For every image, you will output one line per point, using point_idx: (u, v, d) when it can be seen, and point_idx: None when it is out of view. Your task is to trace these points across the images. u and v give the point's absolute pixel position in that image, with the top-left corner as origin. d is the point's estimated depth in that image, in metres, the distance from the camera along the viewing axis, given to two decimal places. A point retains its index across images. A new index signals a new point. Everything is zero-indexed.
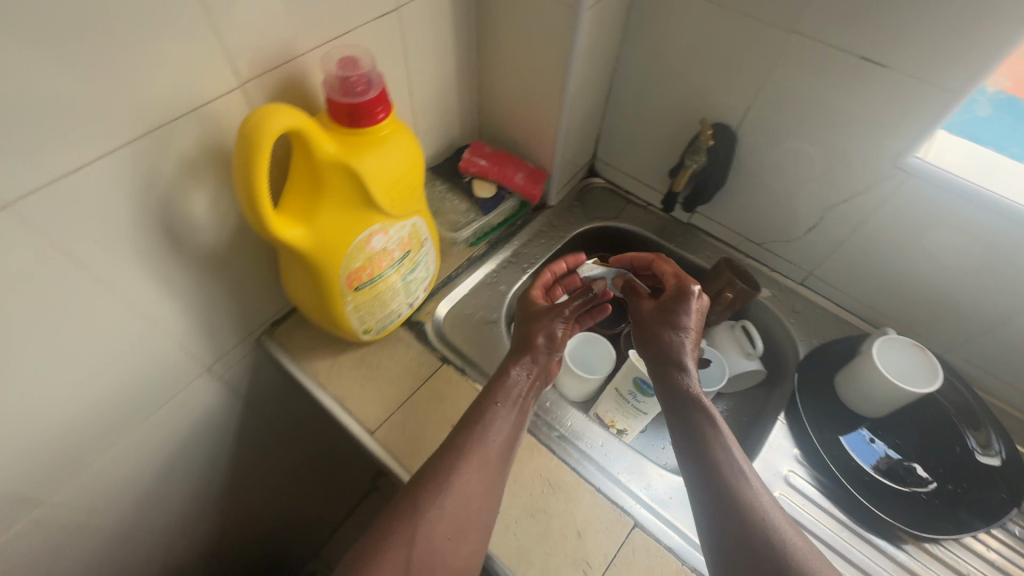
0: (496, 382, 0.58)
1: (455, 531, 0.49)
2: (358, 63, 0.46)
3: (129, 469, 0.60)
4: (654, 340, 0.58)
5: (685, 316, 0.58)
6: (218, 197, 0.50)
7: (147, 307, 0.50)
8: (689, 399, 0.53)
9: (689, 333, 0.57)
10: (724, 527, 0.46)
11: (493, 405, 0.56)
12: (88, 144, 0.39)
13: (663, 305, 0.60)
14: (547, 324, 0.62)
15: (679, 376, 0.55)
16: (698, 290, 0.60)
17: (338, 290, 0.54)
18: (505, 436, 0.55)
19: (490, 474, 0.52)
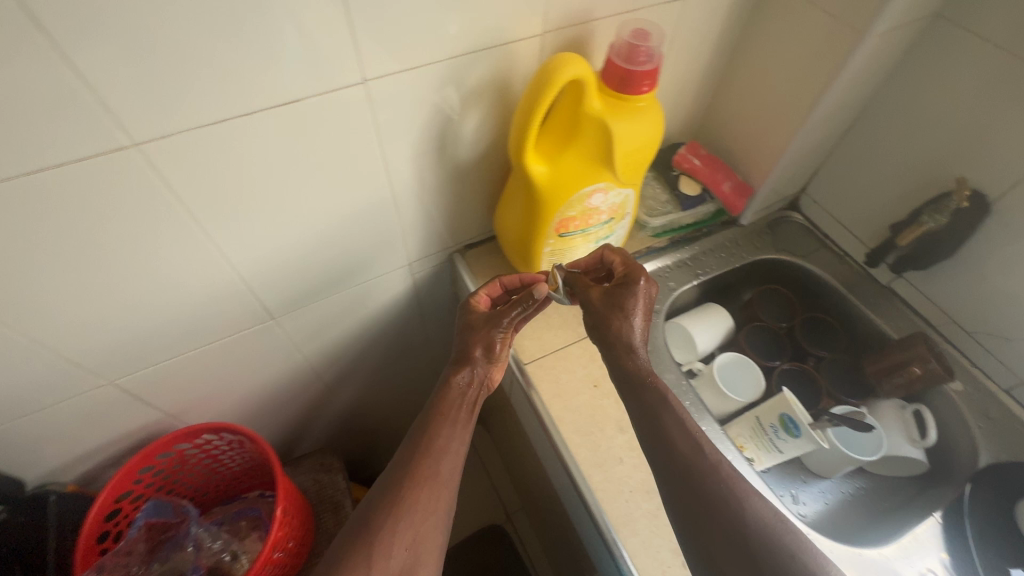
0: (438, 402, 0.58)
1: (412, 554, 0.50)
2: (649, 36, 0.51)
3: (329, 320, 0.73)
4: (609, 336, 0.58)
5: (634, 301, 0.57)
6: (483, 122, 0.58)
7: (400, 195, 0.61)
8: (650, 388, 0.55)
9: (637, 319, 0.57)
10: (696, 509, 0.50)
11: (435, 422, 0.57)
12: (427, 50, 0.48)
13: (608, 295, 0.58)
14: (488, 338, 0.60)
15: (630, 362, 0.57)
16: (647, 277, 0.58)
17: (546, 231, 0.61)
18: (451, 454, 0.55)
19: (440, 494, 0.53)
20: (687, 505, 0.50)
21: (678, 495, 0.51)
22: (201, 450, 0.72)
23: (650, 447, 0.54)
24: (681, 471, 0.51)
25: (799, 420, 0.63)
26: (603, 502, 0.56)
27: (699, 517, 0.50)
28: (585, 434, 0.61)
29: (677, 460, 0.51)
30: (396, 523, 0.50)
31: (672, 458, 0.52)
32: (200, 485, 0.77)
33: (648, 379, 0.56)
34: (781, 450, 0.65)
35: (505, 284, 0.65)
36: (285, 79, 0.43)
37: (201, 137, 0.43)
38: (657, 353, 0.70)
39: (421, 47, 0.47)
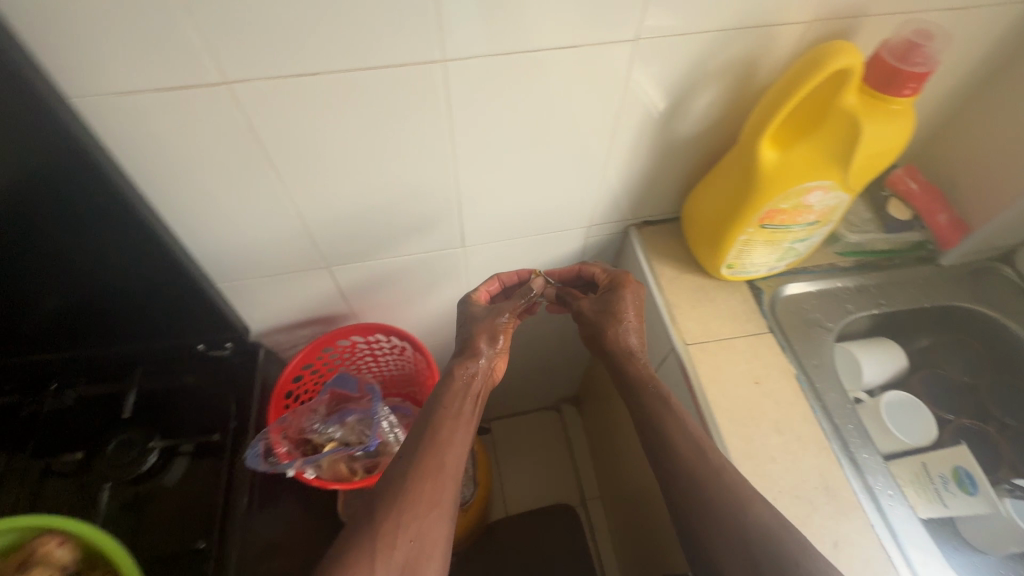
0: (435, 398, 0.61)
1: (416, 547, 0.51)
2: (931, 39, 0.49)
3: (503, 262, 0.79)
4: (605, 342, 0.66)
5: (626, 306, 0.65)
6: (714, 101, 0.59)
7: (612, 155, 0.64)
8: (649, 386, 0.62)
9: (629, 321, 0.65)
10: (698, 518, 0.55)
11: (438, 417, 0.59)
12: (697, 20, 0.50)
13: (601, 306, 0.67)
14: (482, 336, 0.64)
15: (632, 365, 0.64)
16: (629, 279, 0.68)
17: (749, 218, 0.61)
18: (456, 448, 0.57)
19: (444, 491, 0.54)
20: (685, 506, 0.56)
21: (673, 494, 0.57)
22: (369, 347, 0.82)
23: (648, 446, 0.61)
24: (678, 470, 0.57)
25: (978, 476, 0.62)
26: None
27: (695, 516, 0.55)
28: (739, 423, 0.61)
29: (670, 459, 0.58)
30: (396, 519, 0.51)
31: (665, 456, 0.58)
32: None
33: (644, 382, 0.63)
34: (946, 504, 0.61)
35: (501, 282, 0.72)
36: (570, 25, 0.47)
37: (488, 63, 0.49)
38: (824, 369, 0.67)
39: (690, 16, 0.50)
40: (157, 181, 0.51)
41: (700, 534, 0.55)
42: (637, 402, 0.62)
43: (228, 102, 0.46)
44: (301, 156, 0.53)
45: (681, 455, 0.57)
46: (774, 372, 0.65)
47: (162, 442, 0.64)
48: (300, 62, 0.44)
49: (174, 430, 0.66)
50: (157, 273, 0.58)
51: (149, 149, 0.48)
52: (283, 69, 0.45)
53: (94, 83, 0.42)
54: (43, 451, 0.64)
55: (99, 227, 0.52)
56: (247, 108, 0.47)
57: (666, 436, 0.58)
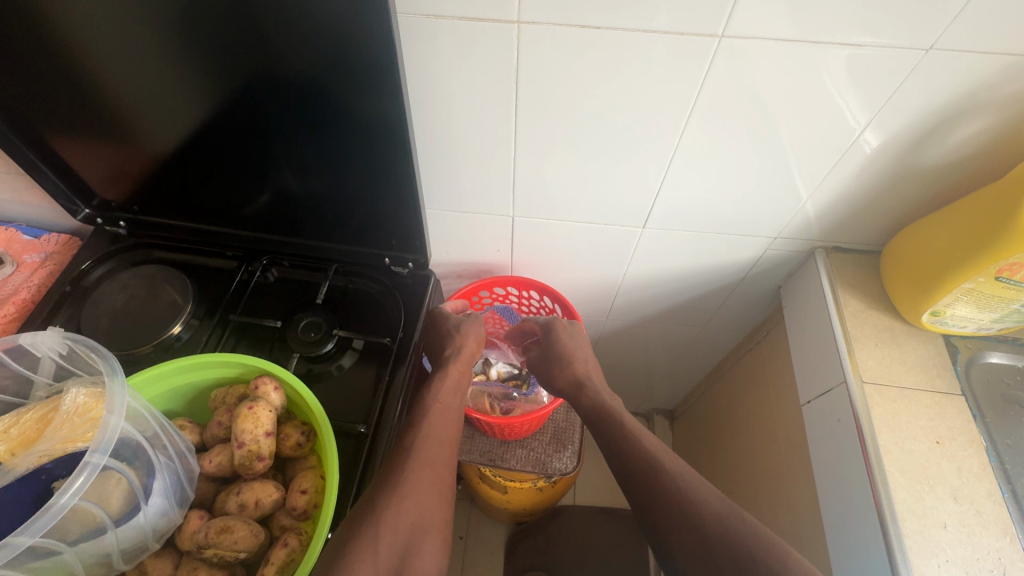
0: (426, 397, 0.67)
1: (414, 531, 0.51)
2: None
3: (672, 253, 0.79)
4: (559, 378, 0.75)
5: (564, 340, 0.76)
6: (974, 133, 0.55)
7: (834, 170, 0.62)
8: (604, 415, 0.67)
9: (571, 351, 0.75)
10: (670, 542, 0.54)
11: (427, 412, 0.64)
12: (1000, 42, 0.47)
13: (545, 352, 0.78)
14: (463, 331, 0.76)
15: (584, 393, 0.71)
16: (574, 320, 0.79)
17: (983, 268, 0.55)
18: (443, 447, 0.60)
19: (436, 474, 0.56)
20: (663, 535, 0.55)
21: (654, 530, 0.56)
22: (519, 300, 0.89)
23: (623, 482, 0.62)
24: (642, 494, 0.58)
25: None
26: (911, 549, 0.52)
27: (668, 539, 0.54)
28: (911, 478, 0.56)
29: (639, 485, 0.59)
30: (398, 490, 0.52)
31: (633, 484, 0.59)
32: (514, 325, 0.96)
33: (602, 408, 0.68)
34: None
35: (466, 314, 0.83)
36: (855, 24, 0.46)
37: (757, 48, 0.49)
38: (1018, 451, 0.60)
39: (991, 36, 0.46)
40: (417, 101, 0.58)
41: (673, 549, 0.54)
42: (608, 437, 0.65)
43: (509, 41, 0.50)
44: (542, 106, 0.57)
45: (641, 475, 0.59)
46: (960, 437, 0.59)
47: (342, 332, 0.72)
48: (588, 15, 0.47)
49: (351, 326, 0.74)
50: (384, 182, 0.66)
51: (427, 69, 0.54)
52: (573, 19, 0.48)
53: (412, 4, 0.49)
54: (249, 314, 0.75)
55: (360, 130, 0.60)
56: (521, 51, 0.51)
57: (627, 459, 0.61)
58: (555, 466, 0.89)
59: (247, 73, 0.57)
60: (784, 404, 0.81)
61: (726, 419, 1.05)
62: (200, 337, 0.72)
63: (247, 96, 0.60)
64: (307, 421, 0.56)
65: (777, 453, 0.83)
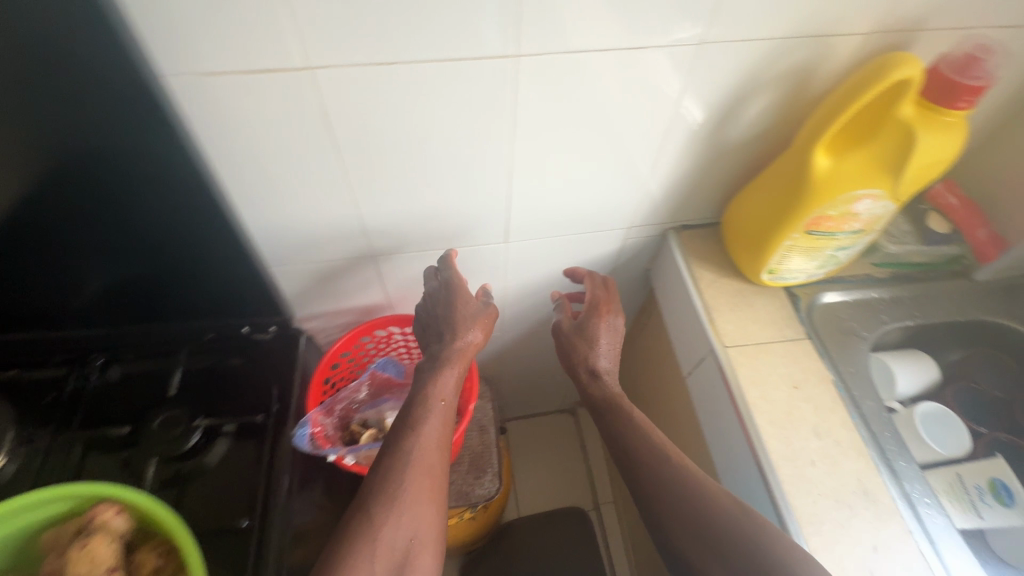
0: (417, 392, 0.63)
1: (404, 549, 0.52)
2: (990, 52, 0.50)
3: (542, 261, 0.80)
4: (575, 366, 0.72)
5: (600, 334, 0.71)
6: (763, 109, 0.61)
7: (660, 158, 0.66)
8: (614, 410, 0.67)
9: (597, 345, 0.71)
10: (667, 520, 0.57)
11: (422, 414, 0.60)
12: (755, 29, 0.52)
13: (581, 323, 0.73)
14: (466, 324, 0.67)
15: (596, 383, 0.70)
16: (613, 312, 0.73)
17: (795, 226, 0.62)
18: (435, 450, 0.59)
19: (435, 478, 0.57)
20: (659, 515, 0.57)
21: (648, 508, 0.59)
22: (403, 338, 0.83)
23: (620, 461, 0.64)
24: (638, 480, 0.60)
25: (1014, 487, 0.62)
26: (790, 494, 0.57)
27: (661, 509, 0.57)
28: (779, 426, 0.61)
29: (640, 469, 0.60)
30: (395, 502, 0.54)
31: (634, 469, 0.61)
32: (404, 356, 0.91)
33: (613, 400, 0.68)
34: (981, 516, 0.61)
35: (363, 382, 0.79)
36: (636, 26, 0.49)
37: (551, 62, 0.51)
38: (861, 377, 0.68)
39: (751, 23, 0.51)
40: (228, 159, 0.54)
41: (666, 526, 0.57)
42: (610, 427, 0.66)
43: (308, 87, 0.48)
44: (367, 144, 0.55)
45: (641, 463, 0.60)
46: (813, 378, 0.65)
47: (205, 421, 0.65)
48: (380, 50, 0.46)
49: (217, 410, 0.67)
50: (218, 248, 0.60)
51: (225, 127, 0.50)
52: (366, 56, 0.47)
53: (185, 63, 0.45)
54: (91, 425, 0.65)
55: (174, 201, 0.54)
56: (326, 95, 0.49)
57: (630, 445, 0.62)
58: (478, 494, 0.87)
59: (14, 164, 0.49)
60: (675, 378, 0.85)
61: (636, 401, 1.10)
62: (32, 466, 0.61)
63: (23, 188, 0.52)
64: (166, 538, 0.49)
65: (677, 425, 0.88)
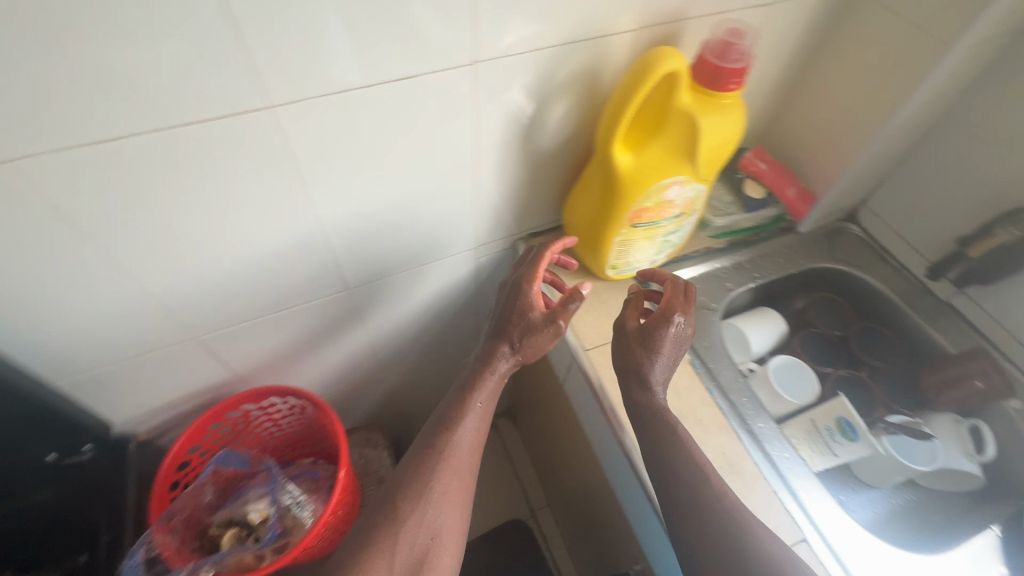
0: (463, 391, 0.61)
1: (424, 545, 0.53)
2: (743, 35, 0.52)
3: (397, 297, 0.76)
4: (627, 374, 0.59)
5: (662, 344, 0.58)
6: (567, 114, 0.61)
7: (482, 178, 0.64)
8: (661, 424, 0.55)
9: (658, 357, 0.58)
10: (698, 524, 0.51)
11: (464, 414, 0.59)
12: (529, 41, 0.51)
13: (645, 327, 0.59)
14: (528, 330, 0.60)
15: (641, 390, 0.57)
16: (681, 320, 0.58)
17: (620, 221, 0.63)
18: (468, 452, 0.58)
19: (463, 479, 0.57)
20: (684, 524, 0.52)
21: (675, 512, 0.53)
22: (265, 413, 0.76)
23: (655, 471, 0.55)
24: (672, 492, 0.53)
25: (856, 423, 0.64)
26: None
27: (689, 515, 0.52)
28: None
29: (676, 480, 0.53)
30: (423, 499, 0.54)
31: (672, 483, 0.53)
32: (259, 447, 0.81)
33: (659, 411, 0.56)
34: (835, 453, 0.66)
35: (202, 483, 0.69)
36: (402, 58, 0.46)
37: (319, 106, 0.46)
38: (715, 349, 0.70)
39: (524, 35, 0.50)
40: None
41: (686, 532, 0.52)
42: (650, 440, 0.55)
43: (18, 181, 0.40)
44: (132, 226, 0.48)
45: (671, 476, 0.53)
46: None
47: None
48: (103, 123, 0.40)
49: None
50: None
51: None
52: (87, 134, 0.40)
53: None
54: None
55: None
56: (48, 186, 0.42)
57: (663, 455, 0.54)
58: None
59: None
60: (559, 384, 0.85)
61: (538, 407, 1.09)
62: None
63: None
64: None
65: (572, 429, 0.88)
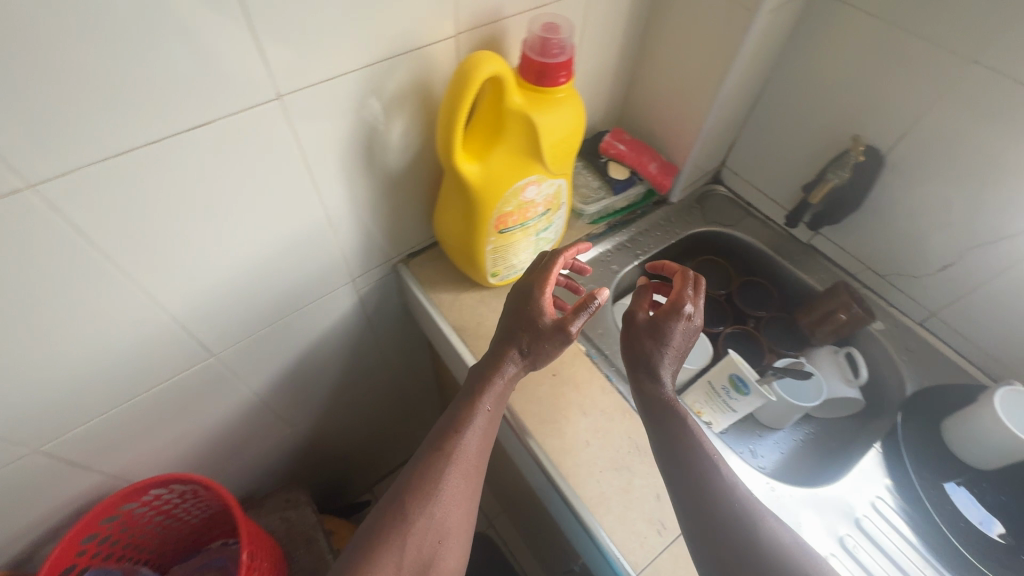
0: (473, 390, 0.56)
1: (433, 548, 0.49)
2: (558, 29, 0.52)
3: (278, 348, 0.71)
4: (637, 367, 0.56)
5: (672, 337, 0.54)
6: (409, 129, 0.58)
7: (333, 211, 0.60)
8: (671, 420, 0.52)
9: (667, 351, 0.54)
10: (720, 510, 0.48)
11: (475, 415, 0.54)
12: (339, 63, 0.48)
13: (654, 318, 0.56)
14: (540, 333, 0.57)
15: (650, 383, 0.54)
16: (691, 314, 0.55)
17: (486, 230, 0.61)
18: (479, 454, 0.54)
19: (472, 481, 0.53)
20: (705, 520, 0.48)
21: (694, 506, 0.49)
22: (150, 508, 0.68)
23: (669, 472, 0.51)
24: (689, 489, 0.49)
25: (746, 378, 0.65)
26: (576, 486, 0.57)
27: (710, 508, 0.48)
28: (549, 423, 0.62)
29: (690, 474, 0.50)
30: (433, 500, 0.50)
31: (685, 479, 0.50)
32: (151, 547, 0.73)
33: (670, 407, 0.53)
34: (734, 409, 0.68)
35: None
36: (190, 102, 0.42)
37: (99, 171, 0.41)
38: (609, 334, 0.71)
39: (332, 58, 0.47)
40: None
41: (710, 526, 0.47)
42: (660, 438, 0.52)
43: None
44: None
45: (682, 469, 0.50)
46: (566, 358, 0.67)
47: None
48: None
49: None
50: None
51: None
52: None
53: None
54: None
55: None
56: None
57: (675, 451, 0.51)
58: None
59: None
60: None
61: None
62: None
63: None
64: None
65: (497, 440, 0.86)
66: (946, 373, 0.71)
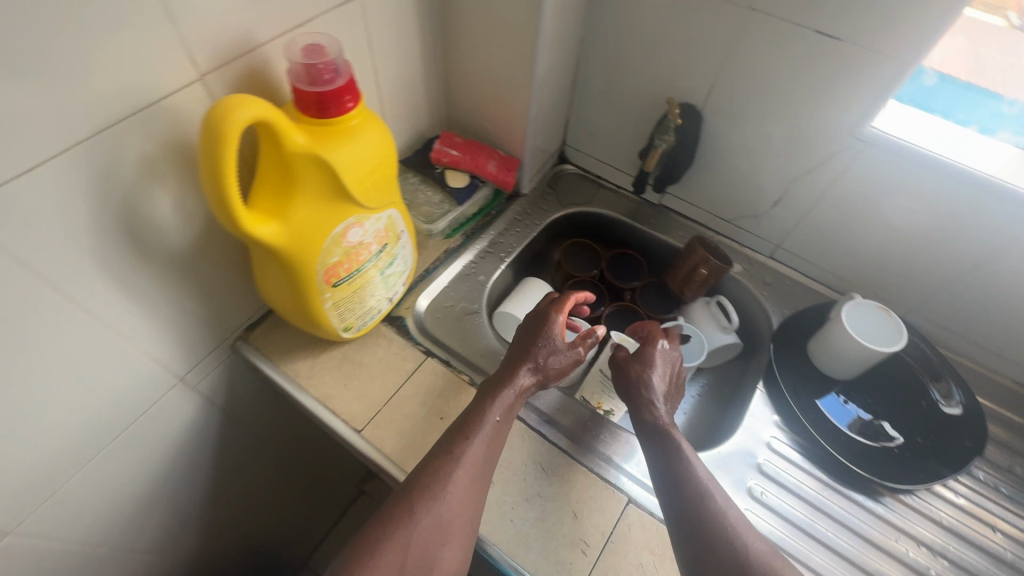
0: (482, 400, 0.54)
1: (435, 547, 0.45)
2: (323, 50, 0.45)
3: (108, 489, 0.58)
4: (632, 393, 0.58)
5: (655, 359, 0.59)
6: (183, 198, 0.47)
7: (115, 318, 0.48)
8: (667, 441, 0.52)
9: (656, 369, 0.58)
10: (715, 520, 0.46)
11: (485, 419, 0.52)
12: (38, 150, 0.36)
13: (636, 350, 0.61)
14: (550, 349, 0.57)
15: (646, 404, 0.56)
16: (666, 341, 0.61)
17: (316, 288, 0.53)
18: (490, 457, 0.51)
19: (482, 485, 0.49)
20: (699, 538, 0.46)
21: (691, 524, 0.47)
22: None
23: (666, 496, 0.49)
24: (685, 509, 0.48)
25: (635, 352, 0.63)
26: (490, 536, 0.53)
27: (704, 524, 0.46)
28: None
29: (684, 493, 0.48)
30: (439, 497, 0.47)
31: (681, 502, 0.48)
32: None
33: (666, 429, 0.54)
34: None
35: None
36: None
37: None
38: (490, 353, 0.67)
39: (23, 146, 0.36)
40: None
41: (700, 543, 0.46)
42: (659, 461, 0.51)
43: None
44: None
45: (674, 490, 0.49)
46: (451, 395, 0.62)
47: None
48: None
49: None
50: None
51: None
52: None
53: None
54: None
55: None
56: None
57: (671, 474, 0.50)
58: None
59: None
60: None
61: None
62: None
63: None
64: None
65: None
66: (801, 297, 0.76)
